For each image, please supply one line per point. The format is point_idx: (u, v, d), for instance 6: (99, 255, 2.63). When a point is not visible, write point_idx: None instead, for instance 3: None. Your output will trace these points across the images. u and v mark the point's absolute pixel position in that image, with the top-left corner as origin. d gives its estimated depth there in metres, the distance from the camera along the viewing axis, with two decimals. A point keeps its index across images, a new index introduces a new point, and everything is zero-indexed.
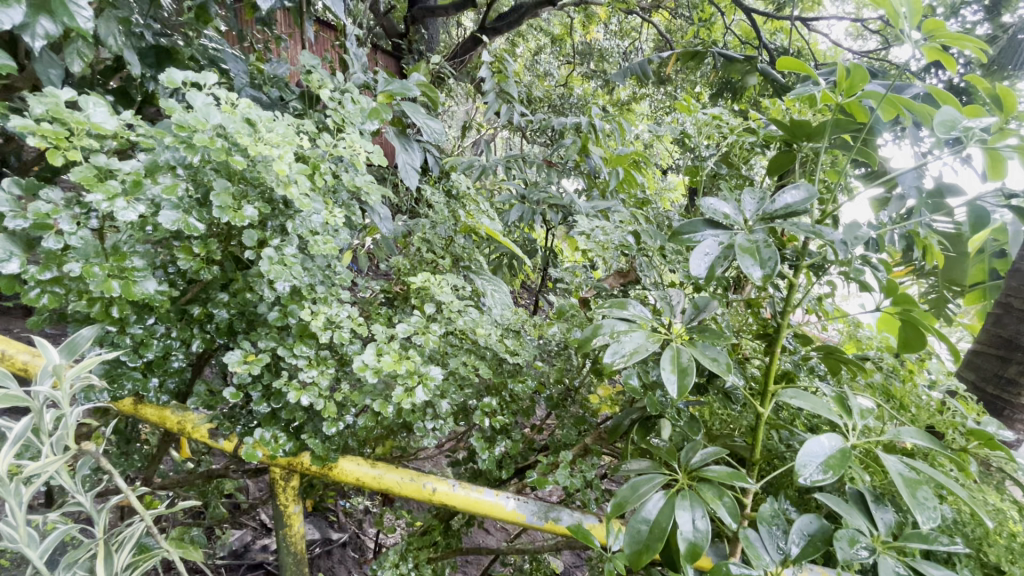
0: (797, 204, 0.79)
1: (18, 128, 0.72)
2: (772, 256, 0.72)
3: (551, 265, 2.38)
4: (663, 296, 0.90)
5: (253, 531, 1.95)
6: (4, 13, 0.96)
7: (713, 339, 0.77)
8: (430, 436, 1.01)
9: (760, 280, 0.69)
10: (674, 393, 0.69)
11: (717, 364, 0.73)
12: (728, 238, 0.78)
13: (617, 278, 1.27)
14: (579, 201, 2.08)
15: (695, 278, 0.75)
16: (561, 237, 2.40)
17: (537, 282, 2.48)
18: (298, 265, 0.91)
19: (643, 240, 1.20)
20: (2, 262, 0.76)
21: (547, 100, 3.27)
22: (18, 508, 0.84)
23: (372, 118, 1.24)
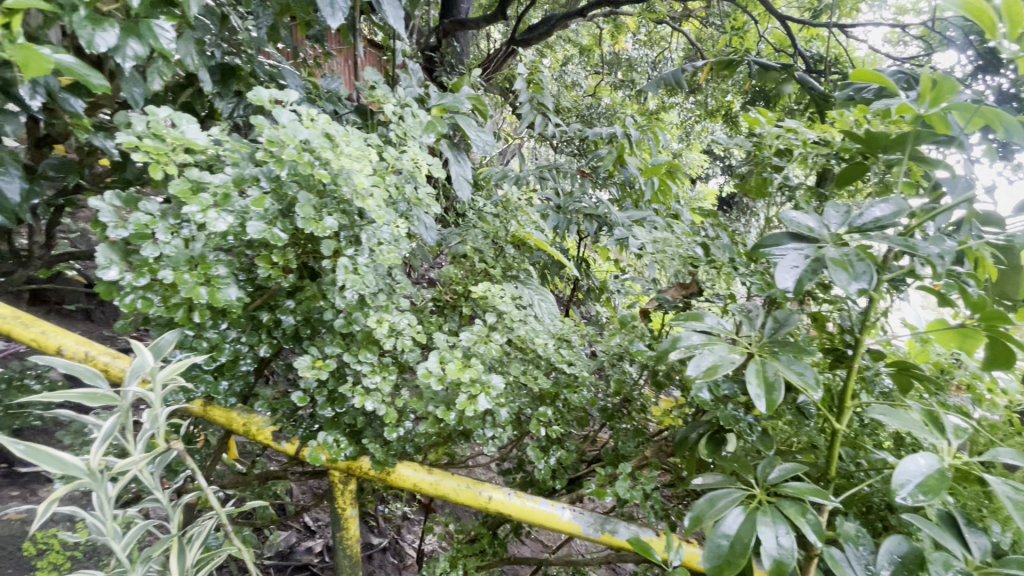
0: (887, 218, 0.79)
1: (125, 144, 0.78)
2: (866, 270, 0.73)
3: (586, 275, 2.34)
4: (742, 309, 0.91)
5: (298, 533, 1.98)
6: (100, 37, 1.04)
7: (797, 353, 0.77)
8: (489, 444, 1.02)
9: (862, 293, 0.71)
10: (763, 409, 0.69)
11: (803, 379, 0.74)
12: (814, 251, 0.78)
13: (678, 290, 1.20)
14: (615, 210, 2.09)
15: (781, 290, 0.76)
16: (592, 246, 2.38)
17: (570, 291, 2.46)
18: (369, 274, 0.94)
19: (712, 252, 1.19)
20: (103, 270, 0.83)
21: (576, 111, 3.27)
22: (107, 502, 0.88)
23: (429, 131, 1.27)
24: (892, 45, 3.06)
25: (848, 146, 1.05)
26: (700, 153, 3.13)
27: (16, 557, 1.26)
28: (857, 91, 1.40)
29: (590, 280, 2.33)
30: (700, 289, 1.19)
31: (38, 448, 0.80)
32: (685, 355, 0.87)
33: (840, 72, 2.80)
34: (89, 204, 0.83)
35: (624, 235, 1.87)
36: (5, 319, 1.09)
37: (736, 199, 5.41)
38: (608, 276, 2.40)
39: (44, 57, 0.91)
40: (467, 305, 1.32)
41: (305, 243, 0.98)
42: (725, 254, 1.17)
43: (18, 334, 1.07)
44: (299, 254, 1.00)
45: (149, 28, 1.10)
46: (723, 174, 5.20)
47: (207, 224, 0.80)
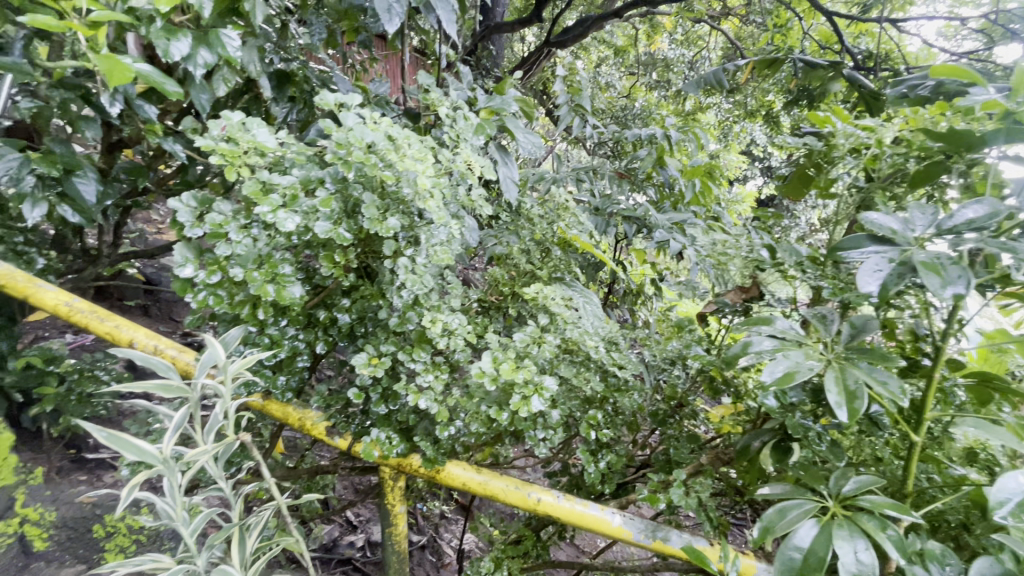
0: (981, 220, 0.77)
1: (204, 148, 0.84)
2: (960, 276, 0.72)
3: (621, 279, 2.10)
4: (818, 315, 0.93)
5: (340, 527, 1.99)
6: (175, 46, 1.09)
7: (881, 361, 0.79)
8: (540, 445, 1.03)
9: (957, 298, 0.70)
10: (846, 419, 0.72)
11: (889, 388, 0.75)
12: (899, 256, 0.78)
13: (738, 294, 1.28)
14: (655, 212, 1.99)
15: (863, 294, 0.77)
16: (629, 250, 2.33)
17: (602, 295, 2.23)
18: (427, 274, 0.96)
19: (778, 257, 1.17)
20: (180, 268, 0.89)
21: (611, 112, 3.21)
22: (176, 490, 0.91)
23: (479, 134, 1.27)
24: (947, 38, 2.88)
25: (928, 144, 1.02)
26: (740, 154, 3.03)
27: (85, 538, 1.29)
28: (912, 86, 1.31)
29: (626, 281, 2.08)
30: (759, 293, 1.25)
31: (119, 436, 0.85)
32: (755, 361, 0.91)
33: (890, 68, 2.65)
34: (169, 205, 0.89)
35: (666, 237, 1.82)
36: (81, 313, 1.15)
37: (776, 201, 5.23)
38: (643, 280, 2.17)
39: (127, 66, 0.97)
40: (514, 307, 1.32)
41: (365, 243, 1.00)
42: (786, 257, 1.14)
43: (93, 327, 1.13)
44: (359, 254, 1.02)
45: (217, 38, 1.15)
46: (763, 176, 5.02)
47: (277, 223, 0.84)
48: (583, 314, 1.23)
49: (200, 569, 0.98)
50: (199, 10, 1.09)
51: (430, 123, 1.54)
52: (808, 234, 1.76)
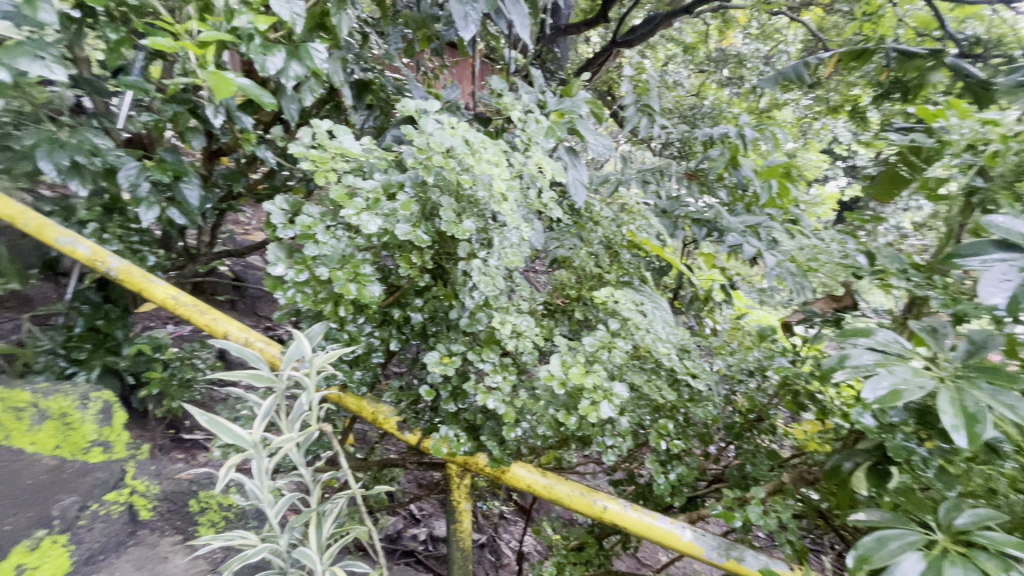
0: None
1: (297, 154, 0.90)
2: None
3: (688, 284, 2.00)
4: (928, 328, 0.87)
5: (404, 520, 2.03)
6: (271, 61, 1.18)
7: (1006, 382, 0.72)
8: (609, 452, 1.02)
9: None
10: (964, 445, 0.67)
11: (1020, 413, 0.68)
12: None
13: (829, 303, 1.26)
14: (727, 215, 1.88)
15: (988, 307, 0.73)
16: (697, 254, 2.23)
17: (666, 300, 2.14)
18: (499, 277, 0.97)
19: (878, 263, 1.10)
20: (273, 267, 0.96)
21: (678, 111, 3.08)
22: (263, 473, 0.97)
23: (549, 137, 1.27)
24: None
25: None
26: (820, 153, 2.81)
27: (183, 511, 1.40)
28: None
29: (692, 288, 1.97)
30: (853, 302, 1.22)
31: (217, 419, 0.93)
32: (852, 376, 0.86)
33: (1003, 54, 2.36)
34: (264, 208, 0.96)
35: (739, 241, 1.71)
36: (185, 306, 1.26)
37: (861, 202, 4.83)
38: (712, 285, 2.06)
39: (230, 81, 1.05)
40: (580, 310, 1.30)
41: (440, 244, 1.03)
42: (887, 265, 1.07)
43: (194, 319, 1.24)
44: (434, 255, 1.05)
45: (307, 51, 1.24)
46: (845, 176, 4.65)
47: (360, 225, 0.89)
48: (653, 318, 1.18)
49: (282, 549, 1.04)
50: (292, 26, 1.17)
51: (499, 127, 1.55)
52: (903, 240, 1.60)
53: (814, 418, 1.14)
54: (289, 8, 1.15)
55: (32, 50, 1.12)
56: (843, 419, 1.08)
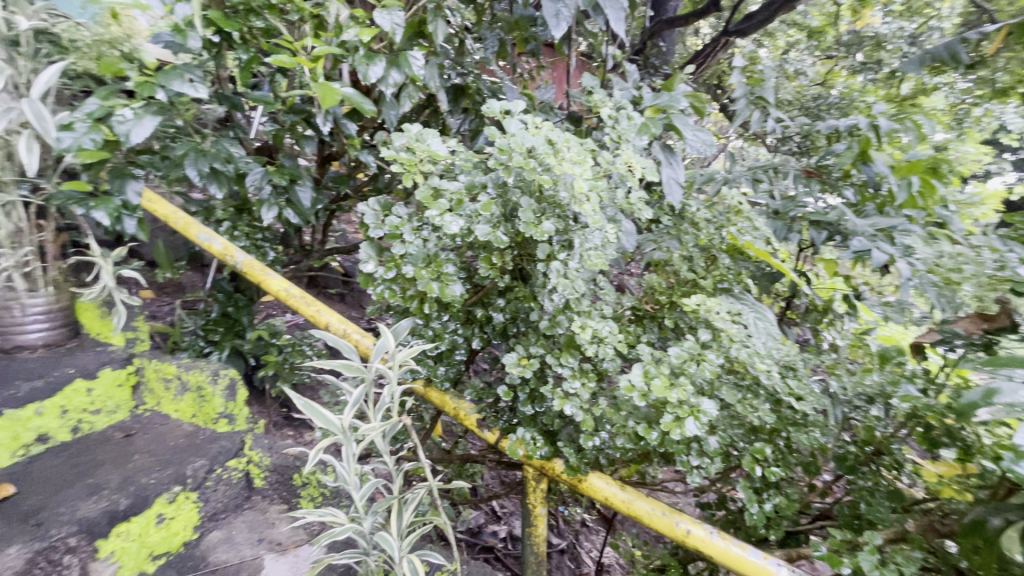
0: None
1: (388, 158, 0.96)
2: None
3: (802, 293, 1.77)
4: None
5: (485, 515, 2.07)
6: (372, 70, 1.25)
7: None
8: (694, 473, 0.95)
9: None
10: None
11: None
12: None
13: (976, 321, 1.07)
14: (852, 216, 1.64)
15: None
16: (814, 260, 1.99)
17: (777, 309, 1.91)
18: (579, 280, 0.95)
19: None
20: (364, 264, 1.02)
21: (798, 103, 2.77)
22: (351, 457, 1.03)
23: (642, 133, 1.20)
24: None
25: None
26: (981, 144, 2.36)
27: (288, 484, 1.54)
28: None
29: (807, 297, 1.76)
30: (1011, 323, 1.03)
31: (312, 404, 1.01)
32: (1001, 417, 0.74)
33: None
34: (359, 209, 1.03)
35: (865, 245, 1.45)
36: (295, 298, 1.39)
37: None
38: (832, 295, 1.83)
39: (335, 90, 1.13)
40: (670, 317, 1.22)
41: (521, 246, 1.03)
42: None
43: (302, 310, 1.36)
44: (516, 256, 1.05)
45: (406, 59, 1.30)
46: (1015, 171, 3.89)
47: (443, 225, 0.92)
48: (752, 331, 1.07)
49: (366, 531, 1.10)
50: (392, 36, 1.23)
51: (592, 126, 1.50)
52: None
53: (954, 459, 0.97)
54: (390, 19, 1.22)
55: (181, 73, 1.30)
56: (993, 462, 0.90)
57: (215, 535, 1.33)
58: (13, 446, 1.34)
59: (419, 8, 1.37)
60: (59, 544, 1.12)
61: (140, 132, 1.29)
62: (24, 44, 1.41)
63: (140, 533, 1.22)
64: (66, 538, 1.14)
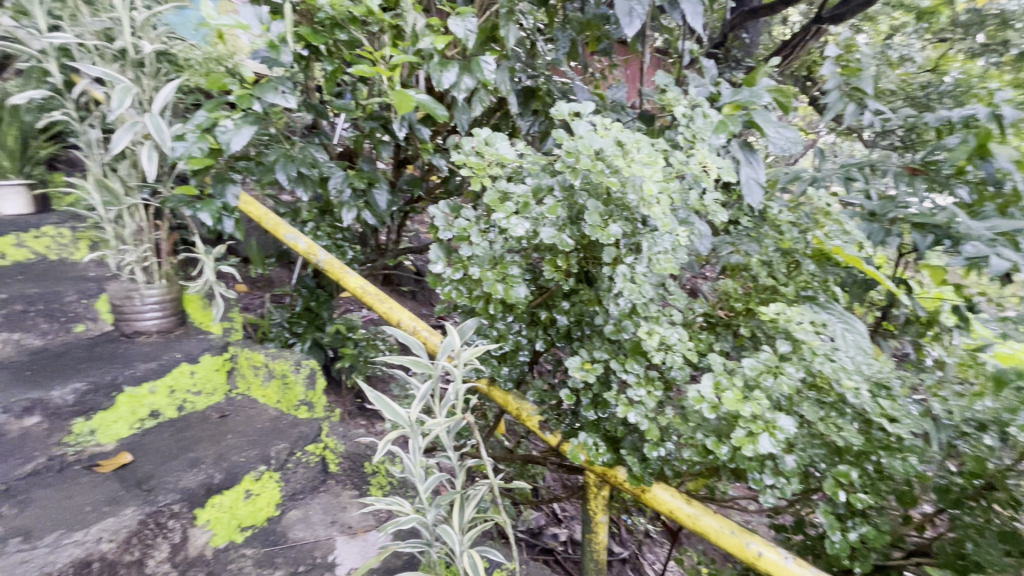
0: None
1: (458, 162, 0.99)
2: None
3: (902, 303, 1.61)
4: None
5: (546, 517, 2.06)
6: (445, 77, 1.29)
7: None
8: (768, 493, 0.90)
9: None
10: None
11: None
12: None
13: None
14: (965, 218, 1.46)
15: None
16: (918, 267, 1.79)
17: (871, 320, 1.73)
18: (647, 285, 0.92)
19: None
20: (433, 265, 1.06)
21: (904, 92, 2.50)
22: (417, 450, 1.07)
23: (720, 131, 1.13)
24: None
25: None
26: None
27: (359, 472, 1.61)
28: None
29: (908, 308, 1.59)
30: None
31: (382, 396, 1.06)
32: None
33: None
34: (429, 211, 1.07)
35: (982, 251, 1.30)
36: (370, 295, 1.47)
37: None
38: (939, 307, 1.63)
39: (410, 97, 1.18)
40: (746, 326, 1.15)
41: (587, 249, 1.02)
42: None
43: (376, 307, 1.44)
44: (581, 259, 1.04)
45: (478, 64, 1.33)
46: None
47: (510, 228, 0.94)
48: (838, 344, 0.99)
49: (429, 523, 1.13)
50: (465, 42, 1.27)
51: (665, 125, 1.45)
52: None
53: None
54: (463, 26, 1.25)
55: (275, 85, 1.42)
56: None
57: (293, 514, 1.44)
58: (131, 420, 1.53)
59: (491, 13, 1.39)
60: (165, 509, 1.26)
61: (239, 140, 1.42)
62: (148, 65, 1.60)
63: (231, 506, 1.36)
64: (171, 504, 1.27)
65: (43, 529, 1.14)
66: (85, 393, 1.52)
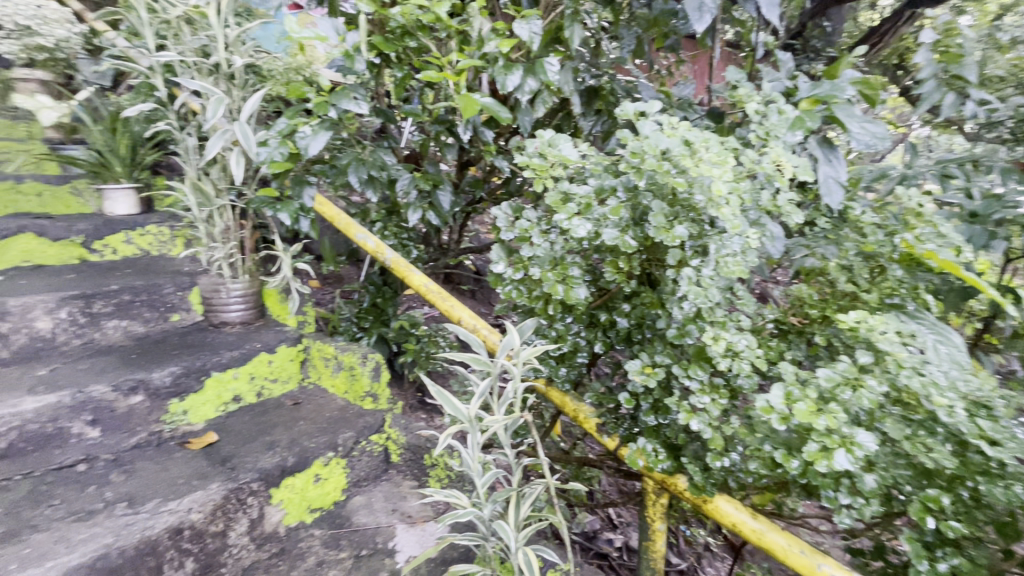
0: None
1: (521, 164, 1.00)
2: None
3: (1009, 313, 1.45)
4: None
5: (601, 522, 2.04)
6: (509, 80, 1.31)
7: None
8: (843, 513, 0.85)
9: None
10: None
11: None
12: None
13: None
14: None
15: None
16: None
17: (969, 331, 1.57)
18: (714, 288, 0.89)
19: None
20: (495, 265, 1.08)
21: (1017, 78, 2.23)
22: (475, 445, 1.10)
23: (796, 128, 1.06)
24: None
25: None
26: None
27: (419, 463, 1.71)
28: None
29: (1016, 320, 1.42)
30: None
31: (443, 391, 1.09)
32: None
33: None
34: (492, 212, 1.09)
35: None
36: (433, 294, 1.51)
37: None
38: None
39: (475, 101, 1.21)
40: (822, 334, 1.08)
41: (650, 251, 1.00)
42: None
43: (439, 304, 1.48)
44: (644, 261, 1.03)
45: (542, 66, 1.34)
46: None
47: (571, 229, 0.94)
48: (929, 357, 0.91)
49: (486, 517, 1.16)
50: (530, 44, 1.28)
51: (736, 122, 1.39)
52: None
53: None
54: (528, 29, 1.26)
55: (349, 92, 1.50)
56: None
57: (358, 499, 1.57)
58: (216, 402, 1.67)
59: (556, 14, 1.39)
60: (245, 487, 1.34)
61: (316, 145, 1.51)
62: (238, 78, 1.74)
63: (302, 488, 1.46)
64: (250, 482, 1.36)
65: (143, 497, 1.28)
66: (179, 375, 1.62)
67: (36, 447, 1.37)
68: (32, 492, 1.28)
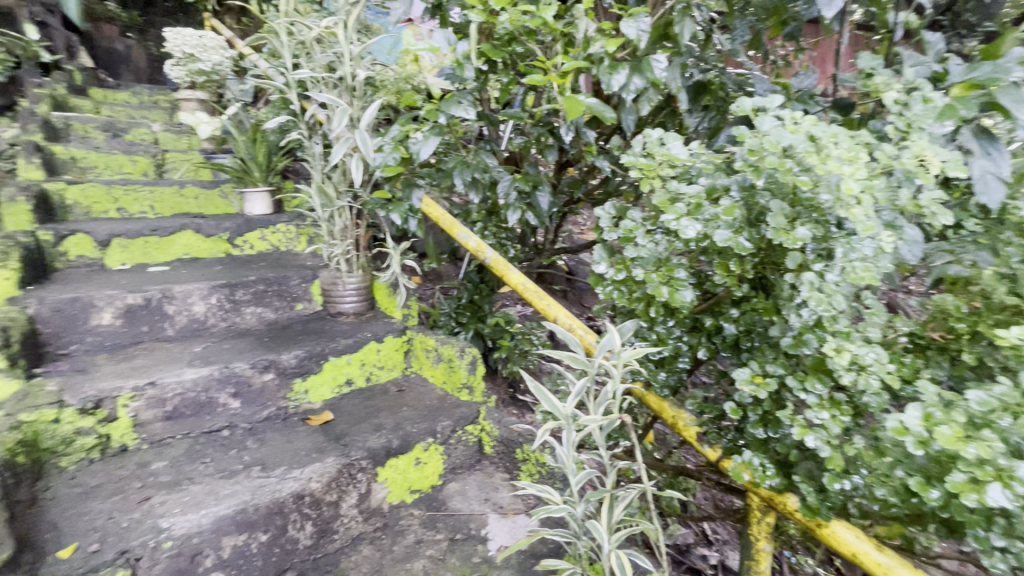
0: None
1: (628, 164, 1.00)
2: None
3: None
4: None
5: (695, 536, 1.95)
6: (615, 79, 1.30)
7: None
8: (995, 557, 0.74)
9: None
10: None
11: None
12: None
13: None
14: None
15: None
16: None
17: None
18: (840, 295, 0.82)
19: None
20: (597, 264, 1.09)
21: None
22: (570, 443, 1.11)
23: (944, 119, 0.93)
24: None
25: None
26: None
27: (511, 456, 1.76)
28: None
29: None
30: None
31: (540, 387, 1.12)
32: None
33: None
34: (595, 213, 1.09)
35: None
36: (530, 292, 1.54)
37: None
38: None
39: (579, 102, 1.22)
40: (971, 352, 0.94)
41: (765, 253, 0.94)
42: None
43: (536, 303, 1.51)
44: (757, 263, 0.97)
45: (649, 63, 1.31)
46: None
47: (679, 229, 0.92)
48: None
49: (578, 516, 1.17)
50: (637, 42, 1.26)
51: (867, 114, 1.26)
52: None
53: None
54: (636, 27, 1.25)
55: (458, 99, 1.58)
56: None
57: (454, 485, 1.67)
58: (332, 384, 1.86)
59: (665, 10, 1.35)
60: (356, 463, 1.47)
61: (427, 150, 1.59)
62: (359, 90, 1.90)
63: (405, 469, 1.57)
64: (360, 459, 1.48)
65: (273, 463, 1.45)
66: (304, 358, 1.78)
67: (193, 411, 1.61)
68: (191, 449, 1.52)
